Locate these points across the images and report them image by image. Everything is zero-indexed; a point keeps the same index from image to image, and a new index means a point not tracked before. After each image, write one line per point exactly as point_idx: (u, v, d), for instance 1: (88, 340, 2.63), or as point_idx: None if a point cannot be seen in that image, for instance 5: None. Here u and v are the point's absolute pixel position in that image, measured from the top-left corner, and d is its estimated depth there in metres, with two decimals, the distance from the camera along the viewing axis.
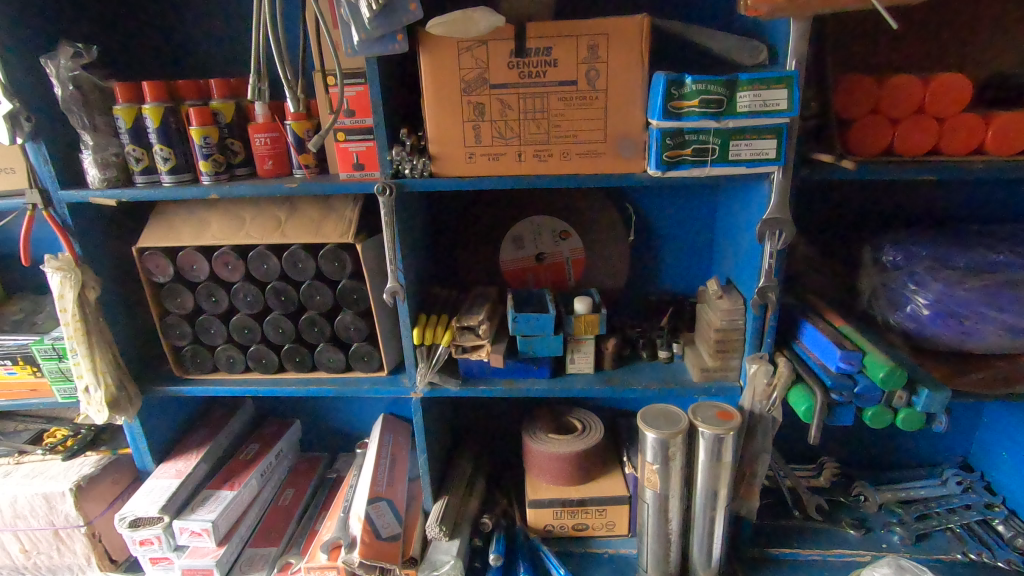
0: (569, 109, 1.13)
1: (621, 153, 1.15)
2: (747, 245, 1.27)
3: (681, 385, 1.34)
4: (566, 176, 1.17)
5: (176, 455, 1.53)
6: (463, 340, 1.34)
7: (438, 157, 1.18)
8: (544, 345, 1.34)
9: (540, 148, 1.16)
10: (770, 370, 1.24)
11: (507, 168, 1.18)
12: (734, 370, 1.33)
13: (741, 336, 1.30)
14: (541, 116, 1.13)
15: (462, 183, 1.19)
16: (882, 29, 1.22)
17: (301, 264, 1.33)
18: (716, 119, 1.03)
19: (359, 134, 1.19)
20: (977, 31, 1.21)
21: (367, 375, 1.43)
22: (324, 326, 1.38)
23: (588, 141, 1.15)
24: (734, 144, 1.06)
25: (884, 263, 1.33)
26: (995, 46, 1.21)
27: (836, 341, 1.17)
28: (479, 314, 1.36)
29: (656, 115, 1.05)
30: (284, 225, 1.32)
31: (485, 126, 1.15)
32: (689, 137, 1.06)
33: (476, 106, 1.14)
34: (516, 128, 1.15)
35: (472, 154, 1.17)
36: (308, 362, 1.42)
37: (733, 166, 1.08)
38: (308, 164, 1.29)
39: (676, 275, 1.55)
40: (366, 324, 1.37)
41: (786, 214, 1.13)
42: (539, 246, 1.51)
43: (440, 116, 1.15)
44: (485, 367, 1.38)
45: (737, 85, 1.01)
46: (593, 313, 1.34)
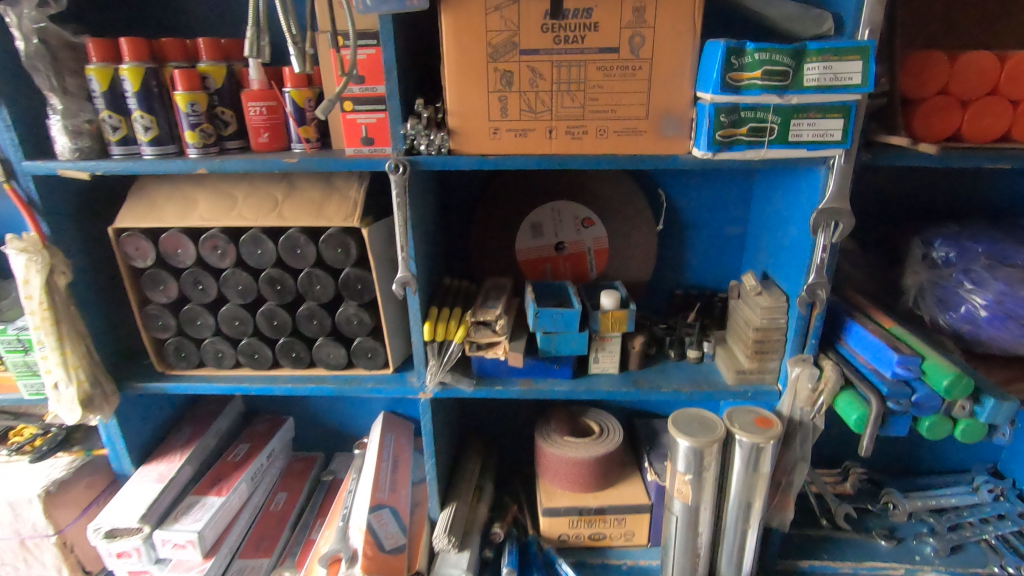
0: (609, 80, 1.00)
1: (665, 132, 1.03)
2: (792, 237, 1.16)
3: (715, 388, 1.24)
4: (602, 156, 1.05)
5: (158, 456, 1.40)
6: (478, 336, 1.22)
7: (457, 132, 1.05)
8: (567, 343, 1.22)
9: (574, 123, 1.03)
10: (815, 374, 1.14)
11: (536, 146, 1.05)
12: (772, 373, 1.23)
13: (782, 336, 1.19)
14: (577, 87, 1.01)
15: (485, 162, 1.06)
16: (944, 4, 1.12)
17: (300, 250, 1.19)
18: (780, 94, 0.92)
19: (368, 104, 1.06)
20: None
21: (370, 373, 1.31)
22: (324, 319, 1.25)
23: (628, 117, 1.02)
24: (796, 124, 0.95)
25: (934, 259, 1.23)
26: None
27: (891, 345, 1.07)
28: (497, 308, 1.24)
29: (710, 88, 0.93)
30: (281, 205, 1.19)
31: (513, 98, 1.02)
32: (746, 114, 0.94)
33: (504, 75, 1.01)
34: (547, 101, 1.02)
35: (497, 129, 1.05)
36: (305, 358, 1.29)
37: (793, 148, 0.96)
38: (309, 138, 1.17)
39: (704, 268, 1.45)
40: (370, 317, 1.25)
41: (846, 203, 1.02)
42: (559, 234, 1.39)
43: (461, 85, 1.02)
44: (501, 366, 1.26)
45: (806, 56, 0.90)
46: (621, 309, 1.22)
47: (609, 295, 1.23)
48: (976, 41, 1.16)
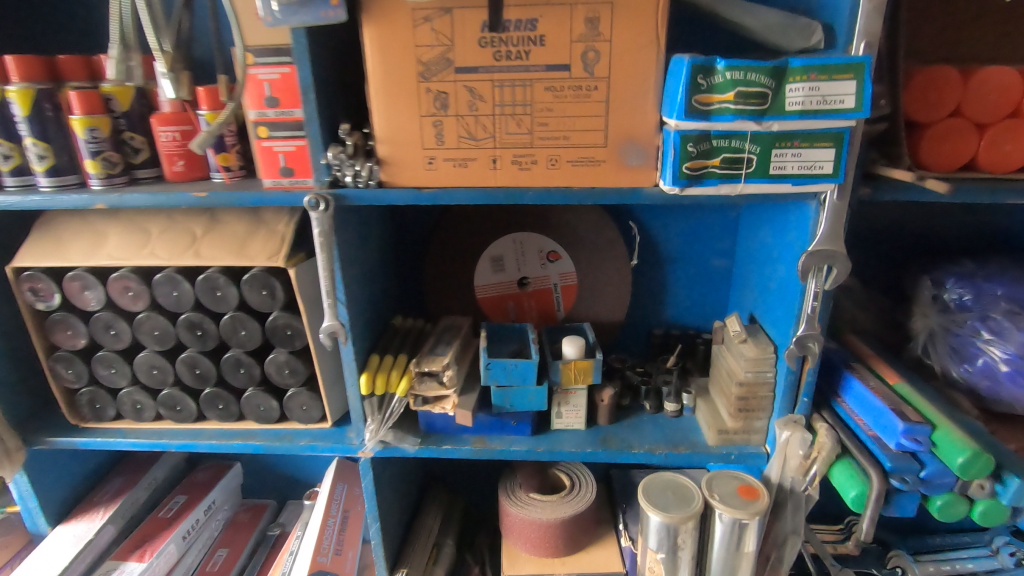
0: (559, 102, 0.86)
1: (626, 162, 0.89)
2: (780, 280, 1.01)
3: (694, 449, 1.08)
4: (555, 189, 0.91)
5: (78, 514, 1.27)
6: (422, 390, 1.08)
7: (388, 161, 0.91)
8: (523, 397, 1.08)
9: (521, 152, 0.89)
10: (807, 440, 0.98)
11: (479, 177, 0.91)
12: (759, 432, 1.07)
13: (770, 392, 1.04)
14: (523, 111, 0.87)
15: (420, 196, 0.92)
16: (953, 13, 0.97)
17: (220, 292, 1.05)
18: (757, 120, 0.77)
19: (285, 130, 0.92)
20: None
21: (306, 428, 1.17)
22: (252, 368, 1.11)
23: (583, 144, 0.88)
24: (777, 154, 0.80)
25: (946, 302, 1.07)
26: None
27: (895, 409, 0.91)
28: (445, 357, 1.10)
29: (674, 113, 0.78)
30: (200, 242, 1.05)
31: (450, 122, 0.88)
32: (718, 144, 0.79)
33: (438, 96, 0.87)
34: (489, 126, 0.88)
35: (432, 158, 0.90)
36: (233, 410, 1.15)
37: (775, 182, 0.81)
38: (228, 166, 1.03)
39: (686, 305, 1.30)
40: (304, 365, 1.11)
41: (841, 245, 0.86)
42: (521, 269, 1.25)
43: (389, 108, 0.88)
44: (450, 421, 1.12)
45: (788, 74, 0.75)
46: (587, 360, 1.07)
47: (573, 340, 1.08)
48: (993, 55, 1.01)
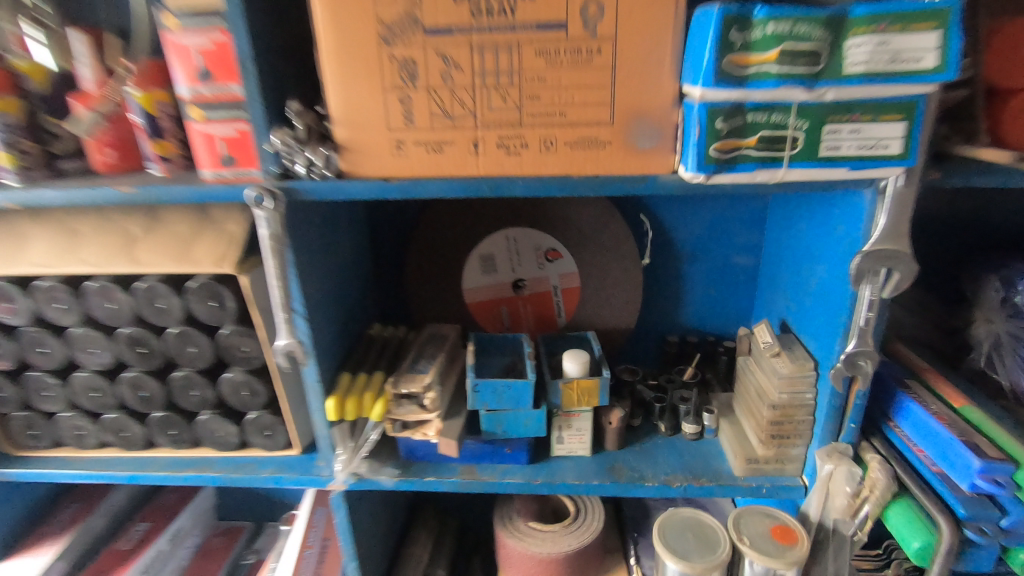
0: (554, 70, 0.69)
1: (637, 144, 0.72)
2: (822, 284, 0.85)
3: (717, 481, 0.93)
4: (550, 179, 0.75)
5: (23, 549, 1.13)
6: (401, 414, 0.93)
7: (348, 147, 0.75)
8: (518, 422, 0.92)
9: (508, 133, 0.73)
10: (854, 475, 0.82)
11: (457, 165, 0.75)
12: (795, 461, 0.91)
13: (809, 416, 0.88)
14: (509, 81, 0.70)
15: (387, 188, 0.76)
16: None
17: (162, 304, 0.90)
18: (807, 87, 0.60)
19: (223, 111, 0.76)
20: None
21: (271, 455, 1.02)
22: (205, 389, 0.97)
23: (584, 122, 0.71)
24: (831, 131, 0.63)
25: (1018, 307, 0.90)
26: None
27: (965, 441, 0.75)
28: (427, 377, 0.94)
29: (699, 80, 0.61)
30: (136, 245, 0.89)
31: (420, 97, 0.72)
32: (756, 119, 0.62)
33: (404, 65, 0.71)
34: (469, 102, 0.72)
35: (401, 143, 0.74)
36: (187, 437, 1.01)
37: (827, 167, 0.65)
38: (166, 156, 0.86)
39: (704, 307, 1.14)
40: (265, 387, 0.96)
41: (904, 244, 0.70)
42: (516, 270, 1.09)
43: (346, 81, 0.72)
44: (433, 449, 0.97)
45: (848, 26, 0.58)
46: (591, 380, 0.92)
47: (575, 357, 0.93)
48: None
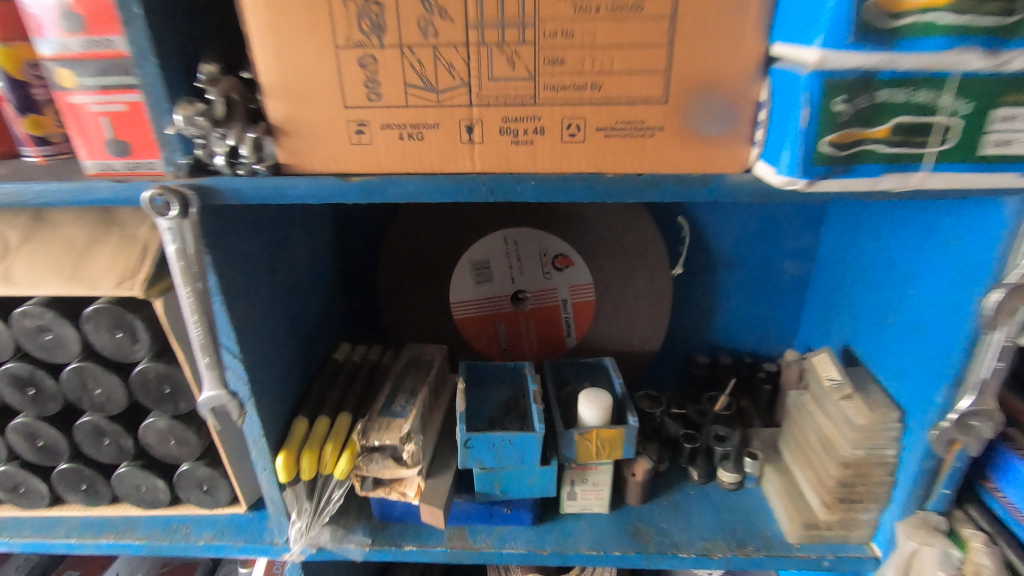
0: (586, 20, 0.47)
1: (700, 130, 0.51)
2: (918, 313, 0.66)
3: (767, 550, 0.75)
4: (574, 178, 0.53)
5: None
6: (372, 470, 0.73)
7: (286, 129, 0.53)
8: (521, 482, 0.73)
9: (515, 113, 0.51)
10: (949, 557, 0.64)
11: (443, 157, 0.53)
12: (864, 527, 0.73)
13: (889, 477, 0.70)
14: (520, 37, 0.48)
15: (345, 187, 0.55)
16: None
17: (52, 336, 0.68)
18: (983, 50, 0.40)
19: (101, 76, 0.52)
20: None
21: (211, 514, 0.82)
22: (119, 439, 0.75)
23: (625, 98, 0.50)
24: (1000, 117, 0.43)
25: None
26: None
27: None
28: (407, 424, 0.74)
29: (817, 35, 0.40)
30: (11, 257, 0.67)
31: (389, 59, 0.50)
32: (893, 97, 0.42)
33: (365, 10, 0.48)
34: (459, 68, 0.50)
35: (363, 124, 0.53)
36: (102, 493, 0.80)
37: (984, 169, 0.45)
38: (43, 137, 0.63)
39: (741, 323, 0.95)
40: (197, 435, 0.75)
41: None
42: (516, 279, 0.88)
43: (281, 32, 0.49)
44: (414, 509, 0.77)
45: None
46: (612, 428, 0.73)
47: (592, 397, 0.73)
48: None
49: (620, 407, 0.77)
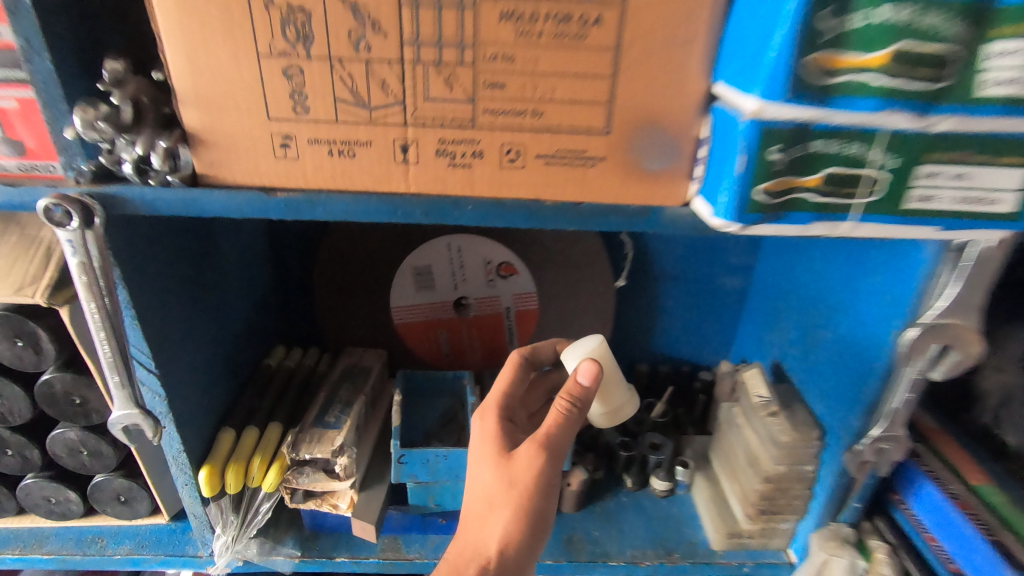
0: (528, 44, 0.45)
1: (641, 166, 0.50)
2: (843, 339, 0.67)
3: (691, 557, 0.78)
4: (515, 204, 0.52)
5: None
6: (302, 484, 0.71)
7: (205, 140, 0.49)
8: (454, 495, 0.73)
9: (454, 135, 0.48)
10: (856, 567, 0.69)
11: (376, 177, 0.51)
12: (782, 536, 0.77)
13: (806, 490, 0.73)
14: (459, 57, 0.45)
15: (273, 205, 0.52)
16: None
17: None
18: (912, 111, 0.39)
19: None
20: None
21: (130, 526, 0.78)
22: (26, 450, 0.70)
23: (567, 127, 0.48)
24: (926, 174, 0.42)
25: None
26: None
27: (996, 544, 0.59)
28: (339, 436, 0.72)
29: (758, 85, 0.39)
30: None
31: (316, 72, 0.46)
32: (824, 148, 0.41)
33: (289, 19, 0.44)
34: (395, 87, 0.47)
35: (290, 138, 0.49)
36: (6, 506, 0.75)
37: (908, 224, 0.45)
38: None
39: (682, 332, 0.97)
40: (111, 447, 0.71)
41: (972, 318, 0.54)
42: (458, 287, 0.87)
43: (193, 33, 0.45)
44: (346, 520, 0.76)
45: (992, 22, 0.36)
46: (609, 377, 0.64)
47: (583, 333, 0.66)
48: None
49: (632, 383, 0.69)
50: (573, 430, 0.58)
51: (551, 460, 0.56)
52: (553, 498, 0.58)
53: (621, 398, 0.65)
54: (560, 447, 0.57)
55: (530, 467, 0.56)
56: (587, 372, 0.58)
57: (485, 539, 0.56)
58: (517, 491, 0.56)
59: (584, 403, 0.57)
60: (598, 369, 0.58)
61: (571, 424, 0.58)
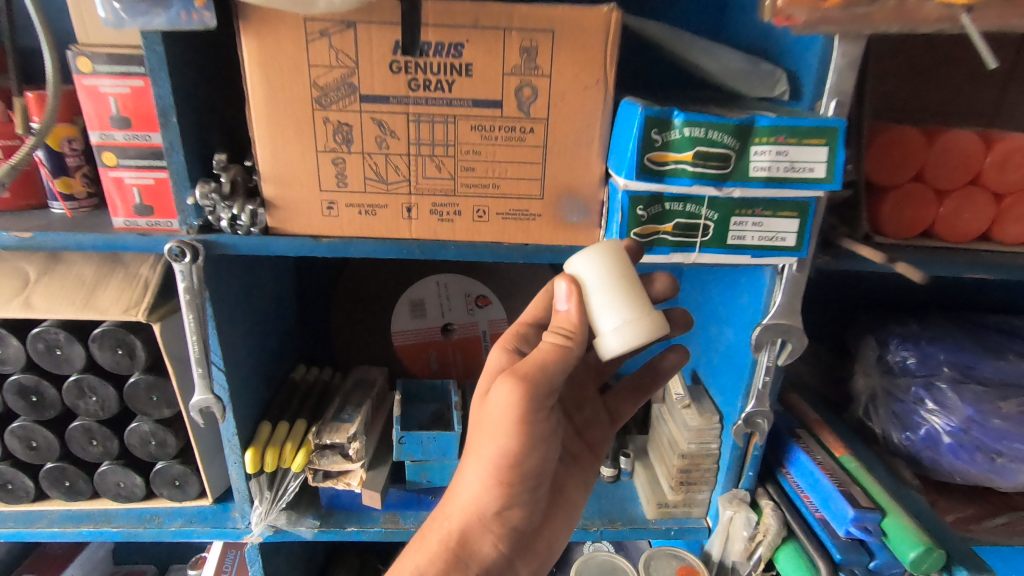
0: (489, 144, 0.71)
1: (566, 219, 0.76)
2: (728, 343, 0.91)
3: (630, 525, 0.99)
4: (484, 246, 0.77)
5: None
6: (322, 465, 0.91)
7: (276, 204, 0.74)
8: (442, 472, 0.96)
9: (443, 200, 0.74)
10: (751, 520, 0.91)
11: (390, 228, 0.76)
12: (700, 505, 0.99)
13: (714, 464, 0.95)
14: (445, 152, 0.72)
15: (318, 247, 0.76)
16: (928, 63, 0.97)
17: (61, 352, 0.83)
18: (717, 185, 0.66)
19: (138, 158, 0.73)
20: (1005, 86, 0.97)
21: (179, 507, 0.97)
22: (107, 441, 0.90)
23: (516, 195, 0.74)
24: (737, 222, 0.68)
25: (890, 364, 1.02)
26: None
27: (843, 491, 0.83)
28: (352, 427, 0.93)
29: (623, 170, 0.65)
30: (32, 288, 0.82)
31: (354, 161, 0.72)
32: (670, 207, 0.67)
33: (337, 129, 0.70)
34: (404, 170, 0.72)
35: (333, 203, 0.74)
36: (83, 489, 0.94)
37: (734, 254, 0.70)
38: (70, 194, 0.81)
39: None
40: (175, 438, 0.90)
41: (798, 319, 0.78)
42: (445, 315, 1.11)
43: (276, 138, 0.71)
44: (356, 497, 0.96)
45: (753, 134, 0.63)
46: (607, 294, 0.60)
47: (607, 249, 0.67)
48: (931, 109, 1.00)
49: (654, 321, 0.60)
50: (550, 372, 0.59)
51: (509, 413, 0.60)
52: (518, 451, 0.63)
53: (610, 322, 0.60)
54: (526, 394, 0.58)
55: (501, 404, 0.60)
56: (559, 286, 0.62)
57: (455, 504, 0.68)
58: (491, 432, 0.62)
59: (573, 331, 0.60)
60: (569, 283, 0.61)
61: (544, 366, 0.59)
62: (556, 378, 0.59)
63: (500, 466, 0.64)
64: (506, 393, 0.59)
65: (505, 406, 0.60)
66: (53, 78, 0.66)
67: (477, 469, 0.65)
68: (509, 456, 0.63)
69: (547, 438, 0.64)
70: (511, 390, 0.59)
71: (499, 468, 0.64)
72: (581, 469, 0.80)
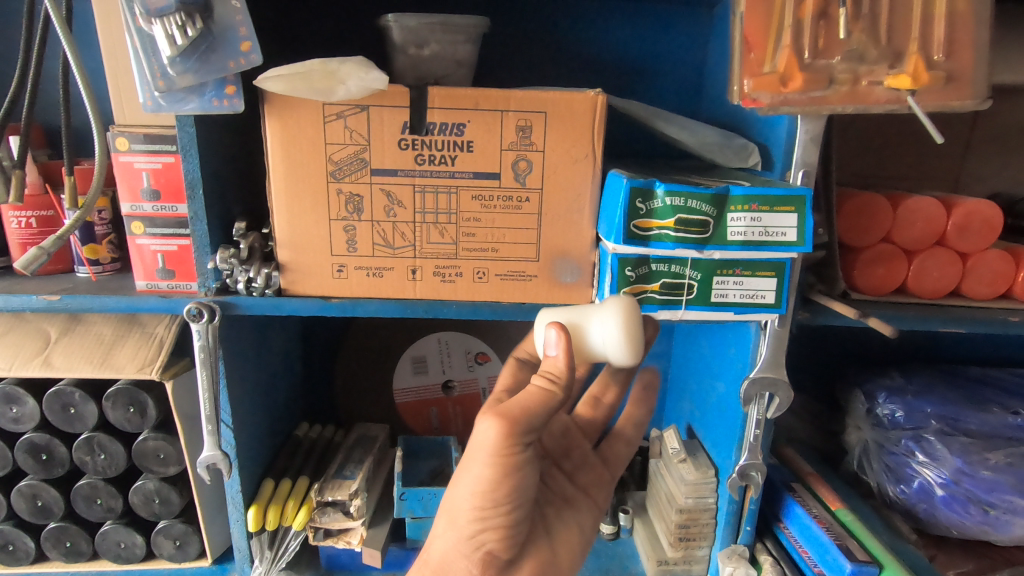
0: (487, 212, 0.78)
1: (561, 280, 0.81)
2: (721, 396, 0.94)
3: None
4: (484, 305, 0.82)
5: None
6: (324, 522, 0.91)
7: (290, 268, 0.79)
8: None
9: (445, 263, 0.80)
10: None
11: (396, 289, 0.81)
12: (700, 562, 0.98)
13: (712, 519, 0.95)
14: (447, 220, 0.78)
15: (327, 307, 0.80)
16: (890, 135, 1.06)
17: (75, 409, 0.86)
18: (698, 248, 0.71)
19: (164, 227, 0.79)
20: (960, 156, 1.06)
21: (179, 567, 0.97)
22: (111, 500, 0.91)
23: (514, 258, 0.80)
24: (719, 282, 0.74)
25: (880, 417, 1.04)
26: (980, 176, 1.07)
27: (840, 545, 0.84)
28: (354, 483, 0.94)
29: (612, 235, 0.71)
30: (52, 348, 0.86)
31: (363, 228, 0.78)
32: (657, 268, 0.73)
33: (350, 200, 0.77)
34: (410, 235, 0.78)
35: (342, 267, 0.80)
36: (83, 550, 0.94)
37: (718, 310, 0.75)
38: (97, 259, 0.87)
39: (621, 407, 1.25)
40: (179, 496, 0.91)
41: (782, 372, 0.81)
42: (445, 372, 1.15)
43: (293, 207, 0.77)
44: (356, 556, 0.96)
45: (728, 203, 0.70)
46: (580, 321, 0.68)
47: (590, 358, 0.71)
48: (897, 176, 1.08)
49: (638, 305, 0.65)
50: (532, 413, 0.58)
51: (489, 449, 0.58)
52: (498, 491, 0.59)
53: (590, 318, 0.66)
54: (504, 431, 0.57)
55: (481, 435, 0.58)
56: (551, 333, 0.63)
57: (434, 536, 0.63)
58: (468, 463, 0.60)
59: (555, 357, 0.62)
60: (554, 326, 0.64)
61: (525, 409, 0.58)
62: (537, 418, 0.58)
63: (479, 507, 0.60)
64: (486, 429, 0.58)
65: (486, 440, 0.58)
66: (99, 156, 0.73)
67: (458, 508, 0.61)
68: (487, 493, 0.59)
69: (529, 474, 0.61)
70: (487, 425, 0.58)
71: (482, 507, 0.60)
72: (575, 512, 0.77)
